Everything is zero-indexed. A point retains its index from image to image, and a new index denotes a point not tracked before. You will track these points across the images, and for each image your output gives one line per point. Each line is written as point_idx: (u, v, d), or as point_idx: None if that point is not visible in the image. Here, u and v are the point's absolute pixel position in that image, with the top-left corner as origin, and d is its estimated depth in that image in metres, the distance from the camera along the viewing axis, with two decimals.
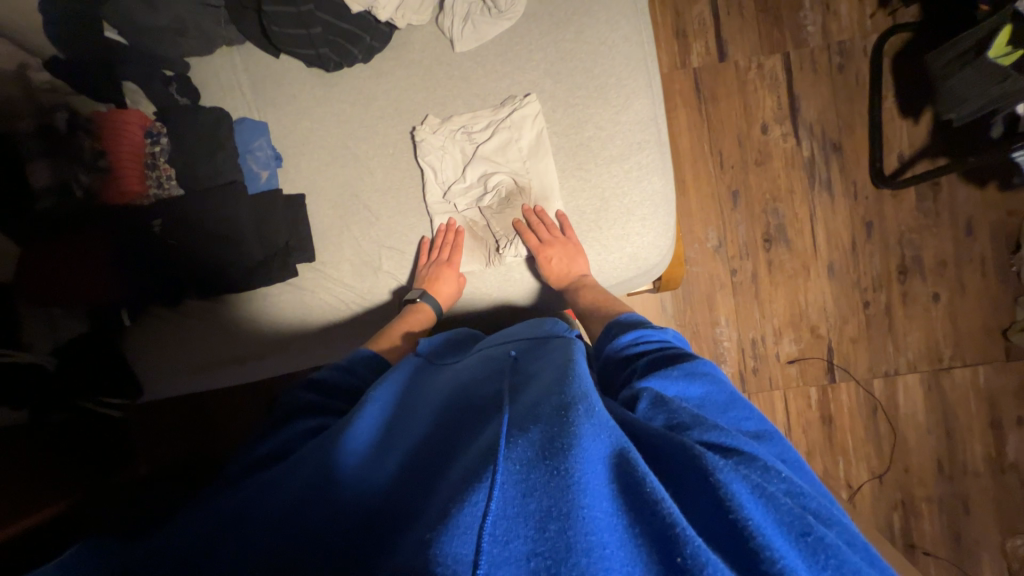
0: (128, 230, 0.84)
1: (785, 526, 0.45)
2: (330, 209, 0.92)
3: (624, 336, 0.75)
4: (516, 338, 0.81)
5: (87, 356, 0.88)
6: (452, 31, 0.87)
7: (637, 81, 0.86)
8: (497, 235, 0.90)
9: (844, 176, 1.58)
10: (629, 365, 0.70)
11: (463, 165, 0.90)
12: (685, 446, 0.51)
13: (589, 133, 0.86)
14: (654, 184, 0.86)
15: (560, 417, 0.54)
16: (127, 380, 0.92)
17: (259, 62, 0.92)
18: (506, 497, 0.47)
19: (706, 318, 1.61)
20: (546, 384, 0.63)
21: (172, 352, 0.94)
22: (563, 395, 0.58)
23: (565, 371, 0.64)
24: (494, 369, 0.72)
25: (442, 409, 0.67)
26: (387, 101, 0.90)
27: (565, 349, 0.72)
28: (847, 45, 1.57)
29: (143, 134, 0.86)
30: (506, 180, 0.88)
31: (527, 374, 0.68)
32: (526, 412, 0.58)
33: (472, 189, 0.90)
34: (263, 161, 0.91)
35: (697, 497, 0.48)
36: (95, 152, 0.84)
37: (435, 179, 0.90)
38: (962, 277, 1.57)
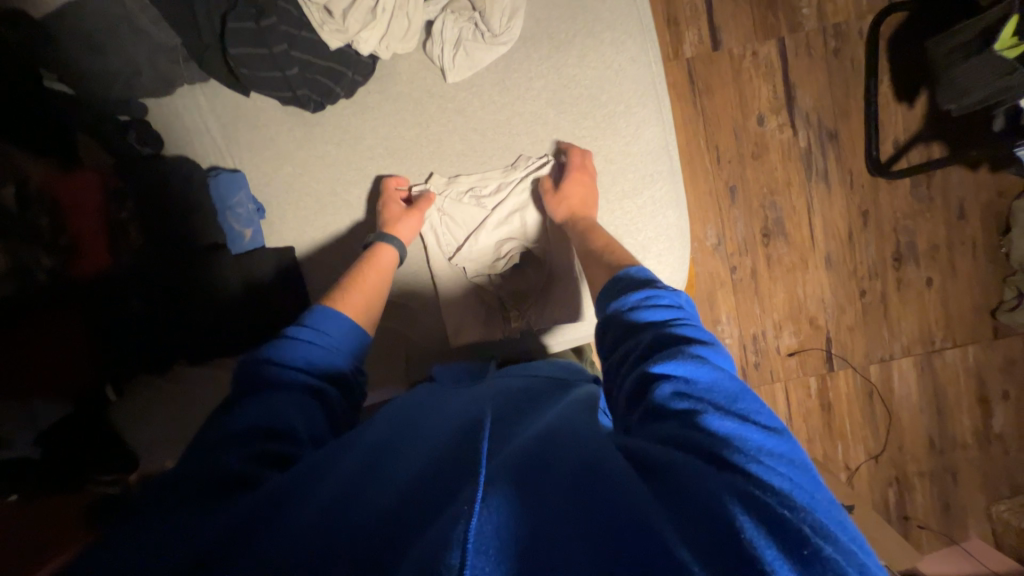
0: (98, 304, 0.76)
1: (784, 544, 0.37)
2: (324, 262, 0.85)
3: (630, 297, 0.64)
4: (535, 377, 0.75)
5: (77, 442, 0.81)
6: (442, 59, 0.78)
7: (646, 107, 0.80)
8: (507, 303, 0.85)
9: (840, 164, 1.56)
10: (629, 342, 0.60)
11: (470, 230, 0.83)
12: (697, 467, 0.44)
13: (599, 166, 0.81)
14: (669, 217, 0.82)
15: (577, 456, 0.48)
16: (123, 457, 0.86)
17: (229, 101, 0.83)
18: (494, 525, 0.40)
19: (706, 316, 1.60)
20: (555, 419, 0.57)
21: (167, 419, 0.89)
22: (565, 431, 0.53)
23: (574, 409, 0.60)
24: (512, 399, 0.65)
25: (436, 427, 0.60)
26: (376, 140, 0.82)
27: (584, 395, 0.66)
28: (842, 27, 1.51)
29: (104, 193, 0.76)
30: (520, 248, 0.84)
31: (536, 410, 0.62)
32: (533, 441, 0.51)
33: (483, 258, 0.84)
34: (246, 217, 0.82)
35: (689, 511, 0.41)
36: (56, 224, 0.72)
37: (443, 232, 0.83)
38: (954, 260, 1.59)
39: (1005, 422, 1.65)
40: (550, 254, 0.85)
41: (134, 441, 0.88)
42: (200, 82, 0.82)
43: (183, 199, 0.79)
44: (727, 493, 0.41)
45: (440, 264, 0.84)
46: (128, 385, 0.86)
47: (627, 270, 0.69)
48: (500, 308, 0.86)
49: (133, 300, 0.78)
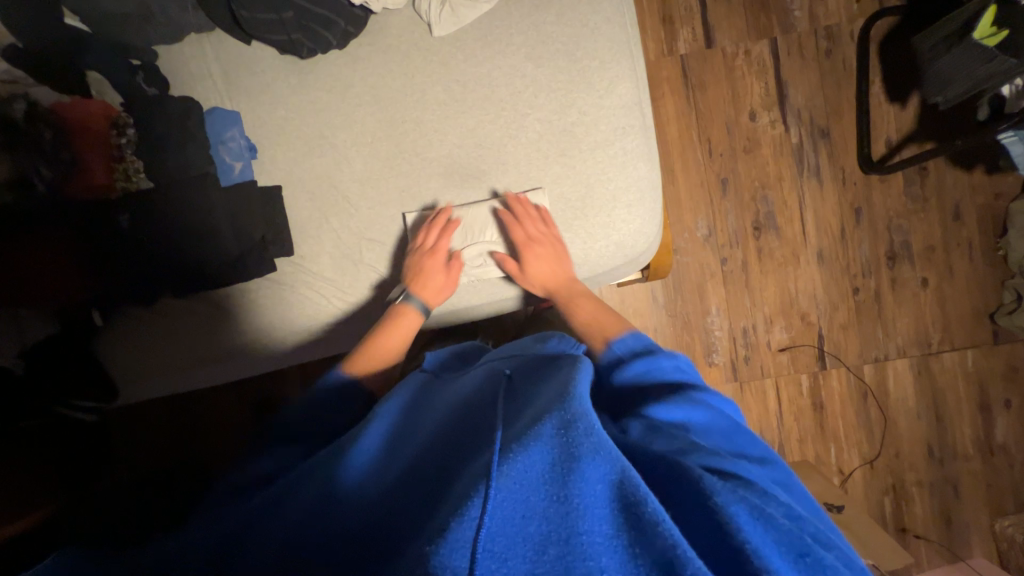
0: (96, 223, 0.81)
1: (783, 546, 0.40)
2: (308, 203, 0.89)
3: (630, 363, 0.68)
4: (527, 342, 0.73)
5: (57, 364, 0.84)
6: (429, 14, 0.84)
7: (620, 66, 0.84)
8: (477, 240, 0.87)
9: (832, 162, 1.58)
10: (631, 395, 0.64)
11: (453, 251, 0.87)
12: (679, 469, 0.46)
13: (574, 119, 0.84)
14: (639, 170, 0.85)
15: (563, 431, 0.46)
16: (104, 385, 0.88)
17: (231, 49, 0.89)
18: (502, 511, 0.40)
19: (696, 307, 1.60)
20: (550, 389, 0.55)
21: (149, 356, 0.90)
22: (563, 408, 0.49)
23: (567, 380, 0.55)
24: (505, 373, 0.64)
25: (445, 420, 0.59)
26: (364, 88, 0.87)
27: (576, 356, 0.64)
28: (834, 29, 1.56)
29: (108, 124, 0.82)
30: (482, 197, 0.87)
31: (529, 381, 0.60)
32: (526, 420, 0.50)
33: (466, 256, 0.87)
34: (237, 152, 0.87)
35: (689, 505, 0.43)
36: (63, 144, 0.78)
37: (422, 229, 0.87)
38: (950, 261, 1.57)
39: (1008, 433, 1.59)
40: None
41: (127, 390, 0.91)
42: (209, 32, 0.89)
43: (180, 130, 0.83)
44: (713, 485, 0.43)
45: (419, 240, 0.87)
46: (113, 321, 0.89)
47: (613, 343, 0.74)
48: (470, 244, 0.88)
49: (125, 224, 0.82)
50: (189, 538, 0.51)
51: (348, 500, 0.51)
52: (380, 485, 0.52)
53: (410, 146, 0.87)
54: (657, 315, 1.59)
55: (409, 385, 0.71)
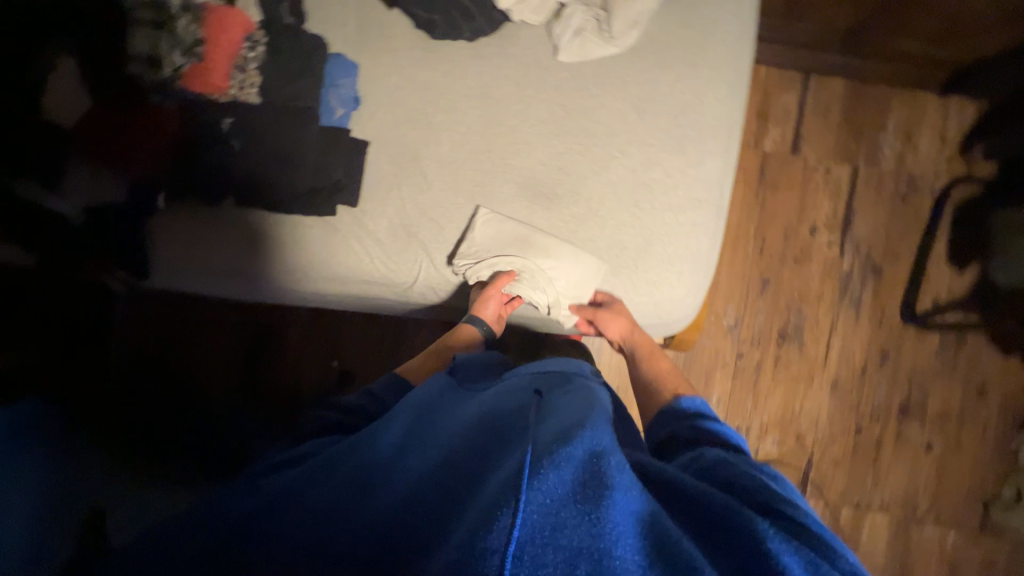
0: (195, 116, 0.86)
1: None
2: (387, 166, 0.92)
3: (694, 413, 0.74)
4: (549, 368, 0.77)
5: (106, 225, 0.88)
6: (560, 39, 0.88)
7: (714, 144, 0.88)
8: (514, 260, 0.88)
9: (876, 300, 1.58)
10: (692, 437, 0.70)
11: (498, 254, 0.88)
12: (725, 510, 0.50)
13: (657, 177, 0.87)
14: (701, 244, 0.87)
15: (591, 459, 0.50)
16: (139, 262, 0.90)
17: (372, 7, 0.94)
18: (534, 521, 0.42)
19: (698, 390, 1.60)
20: (573, 416, 0.58)
21: (197, 253, 0.92)
22: (590, 439, 0.52)
23: (587, 414, 0.58)
24: (526, 394, 0.67)
25: (467, 429, 0.61)
26: (476, 83, 0.92)
27: (602, 396, 0.68)
28: (917, 178, 1.58)
29: (243, 36, 0.88)
30: (546, 217, 0.89)
31: (551, 405, 0.63)
32: (552, 437, 0.52)
33: (507, 264, 0.88)
34: (343, 99, 0.90)
35: (736, 550, 0.46)
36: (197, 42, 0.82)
37: (477, 229, 0.88)
38: (960, 436, 1.55)
39: None
40: (567, 282, 0.88)
41: (162, 276, 0.93)
42: None
43: (300, 59, 0.88)
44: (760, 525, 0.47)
45: (476, 235, 0.88)
46: (153, 216, 0.90)
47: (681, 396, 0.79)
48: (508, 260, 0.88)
49: (219, 123, 0.86)
50: (188, 514, 0.51)
51: (375, 501, 0.51)
52: (405, 486, 0.53)
53: (498, 147, 0.90)
54: None
55: (432, 385, 0.75)
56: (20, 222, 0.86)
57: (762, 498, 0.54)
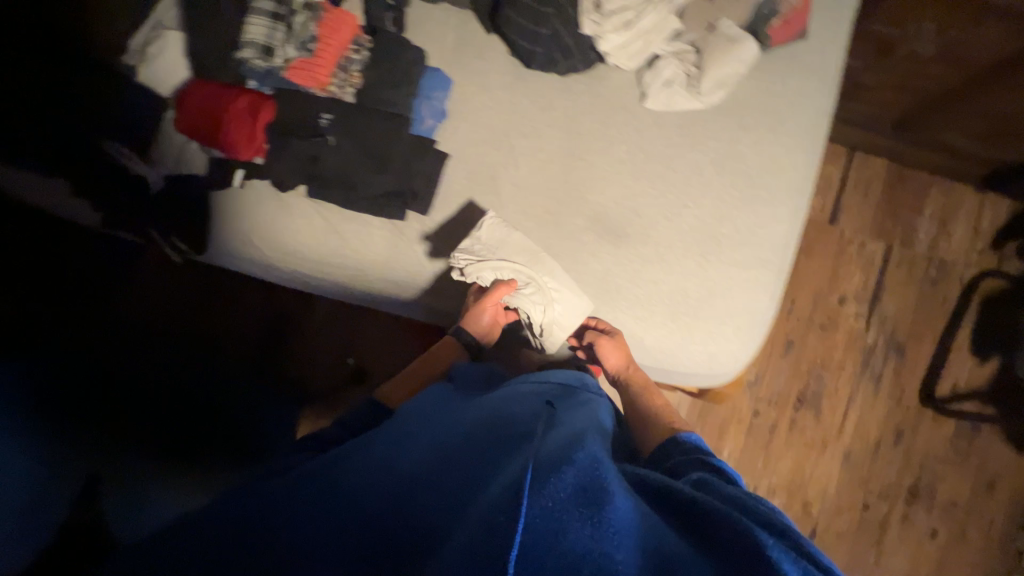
0: (292, 105, 0.85)
1: None
2: (464, 180, 0.94)
3: (696, 445, 0.74)
4: (547, 381, 0.81)
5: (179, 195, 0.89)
6: (650, 87, 0.92)
7: (785, 209, 0.90)
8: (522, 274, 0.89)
9: (896, 377, 1.60)
10: (692, 465, 0.70)
11: (506, 260, 0.88)
12: (726, 522, 0.51)
13: (726, 232, 0.89)
14: (760, 301, 0.89)
15: (590, 472, 0.52)
16: (200, 236, 0.90)
17: (471, 29, 0.98)
18: (537, 528, 0.44)
19: (711, 441, 1.60)
20: (569, 434, 0.62)
21: (266, 232, 0.89)
22: (585, 454, 0.55)
23: (582, 434, 0.62)
24: (528, 402, 0.71)
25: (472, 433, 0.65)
26: (562, 115, 0.95)
27: (598, 415, 0.73)
28: (947, 264, 1.62)
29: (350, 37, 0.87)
30: (613, 254, 0.90)
31: (549, 419, 0.67)
32: (551, 451, 0.56)
33: (513, 272, 0.88)
34: (435, 110, 0.91)
35: (732, 558, 0.47)
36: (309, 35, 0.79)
37: (489, 229, 0.89)
38: (966, 526, 1.54)
39: None
40: (565, 310, 0.89)
41: (215, 247, 0.90)
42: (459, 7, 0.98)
43: (392, 58, 0.88)
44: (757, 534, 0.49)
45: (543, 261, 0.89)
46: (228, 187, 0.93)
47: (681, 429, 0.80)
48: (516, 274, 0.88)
49: (314, 114, 0.83)
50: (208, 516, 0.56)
51: (383, 500, 0.54)
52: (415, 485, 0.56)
53: (576, 179, 0.93)
54: None
55: (432, 392, 0.78)
56: (104, 181, 0.87)
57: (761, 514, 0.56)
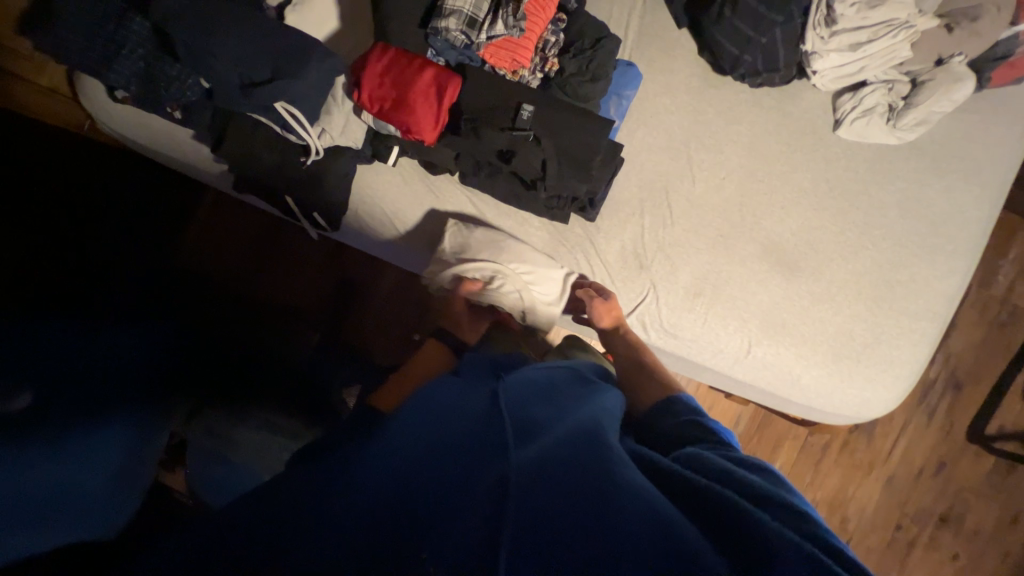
0: (484, 85, 0.76)
1: None
2: (635, 189, 0.88)
3: (690, 415, 0.65)
4: (553, 367, 0.68)
5: (331, 169, 0.82)
6: (847, 114, 0.86)
7: (959, 262, 0.88)
8: (497, 265, 0.83)
9: (948, 412, 1.66)
10: (682, 436, 0.62)
11: (470, 259, 0.82)
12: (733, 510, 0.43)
13: (900, 279, 0.87)
14: (920, 352, 0.88)
15: (586, 465, 0.44)
16: (341, 211, 0.84)
17: (661, 18, 0.88)
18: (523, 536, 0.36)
19: (764, 454, 1.62)
20: (563, 418, 0.53)
21: (400, 206, 0.86)
22: (579, 446, 0.47)
23: (579, 419, 0.53)
24: (536, 392, 0.59)
25: (463, 414, 0.52)
26: (747, 131, 0.88)
27: (607, 405, 0.60)
28: (1019, 310, 1.64)
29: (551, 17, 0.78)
30: (782, 287, 0.87)
31: (540, 398, 0.57)
32: (537, 443, 0.46)
33: (476, 270, 0.82)
34: (621, 111, 0.85)
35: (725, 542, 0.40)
36: (521, 12, 0.72)
37: (452, 233, 0.84)
38: (985, 553, 1.65)
39: None
40: (540, 294, 0.85)
41: (357, 207, 0.86)
42: None
43: (591, 43, 0.79)
44: (771, 529, 0.41)
45: (709, 286, 0.87)
46: (374, 161, 0.85)
47: (681, 394, 0.71)
48: (489, 266, 0.82)
49: (513, 103, 0.76)
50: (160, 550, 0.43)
51: (344, 480, 0.43)
52: (388, 464, 0.44)
53: (753, 204, 0.88)
54: None
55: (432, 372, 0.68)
56: (257, 146, 0.80)
57: (763, 492, 0.48)
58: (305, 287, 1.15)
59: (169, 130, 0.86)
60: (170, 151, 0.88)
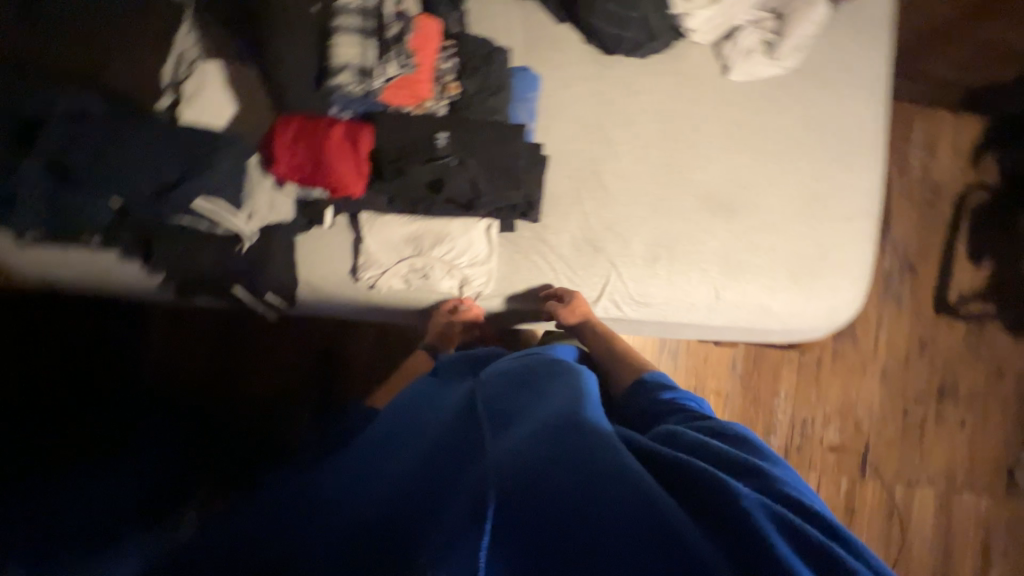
0: (394, 126, 0.78)
1: (801, 549, 0.39)
2: (568, 182, 0.91)
3: (663, 395, 0.67)
4: (527, 355, 0.71)
5: (269, 252, 0.82)
6: (732, 59, 0.92)
7: (870, 161, 0.96)
8: (415, 254, 0.85)
9: (912, 295, 1.75)
10: (658, 419, 0.64)
11: (391, 255, 0.85)
12: (702, 473, 0.44)
13: (826, 189, 0.94)
14: (865, 251, 0.94)
15: (561, 439, 0.46)
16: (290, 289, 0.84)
17: (540, 19, 0.92)
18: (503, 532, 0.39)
19: (768, 387, 1.67)
20: (540, 407, 0.55)
21: (345, 263, 0.86)
22: (554, 421, 0.49)
23: (556, 401, 0.55)
24: (512, 385, 0.62)
25: (450, 426, 0.56)
26: (650, 101, 0.93)
27: (583, 380, 0.62)
28: (940, 186, 1.74)
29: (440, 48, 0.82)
30: (727, 233, 0.92)
31: (518, 395, 0.59)
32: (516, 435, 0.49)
33: (398, 265, 0.85)
34: (531, 113, 0.88)
35: (695, 500, 0.43)
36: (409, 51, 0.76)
37: (368, 236, 0.84)
38: (985, 411, 1.76)
39: None
40: (471, 261, 0.86)
41: (308, 274, 0.85)
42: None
43: (482, 60, 0.82)
44: (737, 487, 0.43)
45: (663, 249, 0.91)
46: (312, 227, 0.85)
47: (649, 372, 0.74)
48: (409, 256, 0.86)
49: (426, 135, 0.78)
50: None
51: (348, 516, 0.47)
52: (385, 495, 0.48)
53: (677, 162, 0.93)
54: (733, 383, 1.65)
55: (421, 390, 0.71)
56: (189, 248, 0.79)
57: (735, 460, 0.49)
58: (276, 366, 1.11)
59: (92, 259, 0.83)
60: (100, 278, 0.85)
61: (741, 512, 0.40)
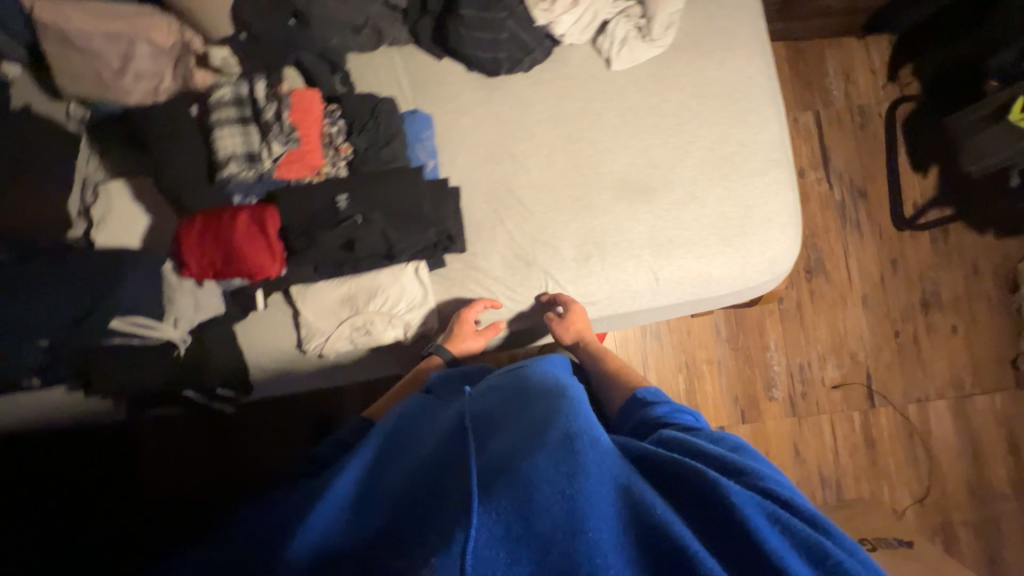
0: (297, 200, 0.79)
1: (797, 547, 0.41)
2: (485, 205, 0.92)
3: (658, 407, 0.66)
4: (517, 369, 0.70)
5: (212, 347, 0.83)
6: (610, 51, 0.95)
7: (767, 111, 0.98)
8: (352, 314, 0.86)
9: (871, 221, 1.72)
10: (651, 425, 0.64)
11: (332, 319, 0.86)
12: (703, 480, 0.46)
13: (733, 148, 0.96)
14: (788, 197, 0.96)
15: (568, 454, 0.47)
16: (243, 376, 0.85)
17: (420, 60, 0.95)
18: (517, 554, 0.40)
19: (757, 343, 1.66)
20: (540, 416, 0.54)
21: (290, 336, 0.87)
22: (559, 432, 0.50)
23: (554, 409, 0.54)
24: (508, 398, 0.62)
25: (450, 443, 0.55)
26: (544, 109, 0.96)
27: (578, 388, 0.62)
28: (866, 108, 1.71)
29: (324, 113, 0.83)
30: (650, 215, 0.93)
31: (517, 407, 0.59)
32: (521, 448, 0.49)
33: (339, 327, 0.85)
34: (431, 151, 0.91)
35: (698, 510, 0.45)
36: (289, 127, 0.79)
37: (306, 306, 0.85)
38: (973, 311, 1.74)
39: None
40: (409, 306, 0.87)
41: (256, 357, 0.86)
42: (400, 46, 0.94)
43: (368, 115, 0.84)
44: (736, 489, 0.44)
45: (592, 245, 0.92)
46: (249, 312, 0.86)
47: (641, 387, 0.72)
48: (350, 316, 0.86)
49: (329, 201, 0.80)
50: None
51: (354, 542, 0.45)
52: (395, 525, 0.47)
53: (585, 159, 0.94)
54: (721, 348, 1.64)
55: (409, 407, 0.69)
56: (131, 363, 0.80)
57: (726, 462, 0.51)
58: (258, 451, 1.10)
59: (40, 398, 0.83)
60: (51, 414, 0.84)
61: (743, 518, 0.42)
